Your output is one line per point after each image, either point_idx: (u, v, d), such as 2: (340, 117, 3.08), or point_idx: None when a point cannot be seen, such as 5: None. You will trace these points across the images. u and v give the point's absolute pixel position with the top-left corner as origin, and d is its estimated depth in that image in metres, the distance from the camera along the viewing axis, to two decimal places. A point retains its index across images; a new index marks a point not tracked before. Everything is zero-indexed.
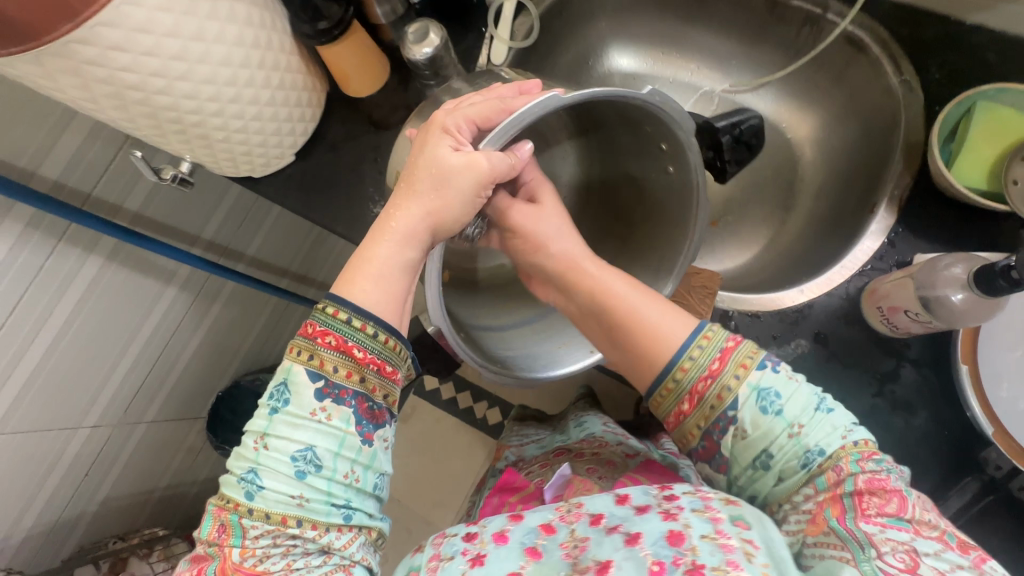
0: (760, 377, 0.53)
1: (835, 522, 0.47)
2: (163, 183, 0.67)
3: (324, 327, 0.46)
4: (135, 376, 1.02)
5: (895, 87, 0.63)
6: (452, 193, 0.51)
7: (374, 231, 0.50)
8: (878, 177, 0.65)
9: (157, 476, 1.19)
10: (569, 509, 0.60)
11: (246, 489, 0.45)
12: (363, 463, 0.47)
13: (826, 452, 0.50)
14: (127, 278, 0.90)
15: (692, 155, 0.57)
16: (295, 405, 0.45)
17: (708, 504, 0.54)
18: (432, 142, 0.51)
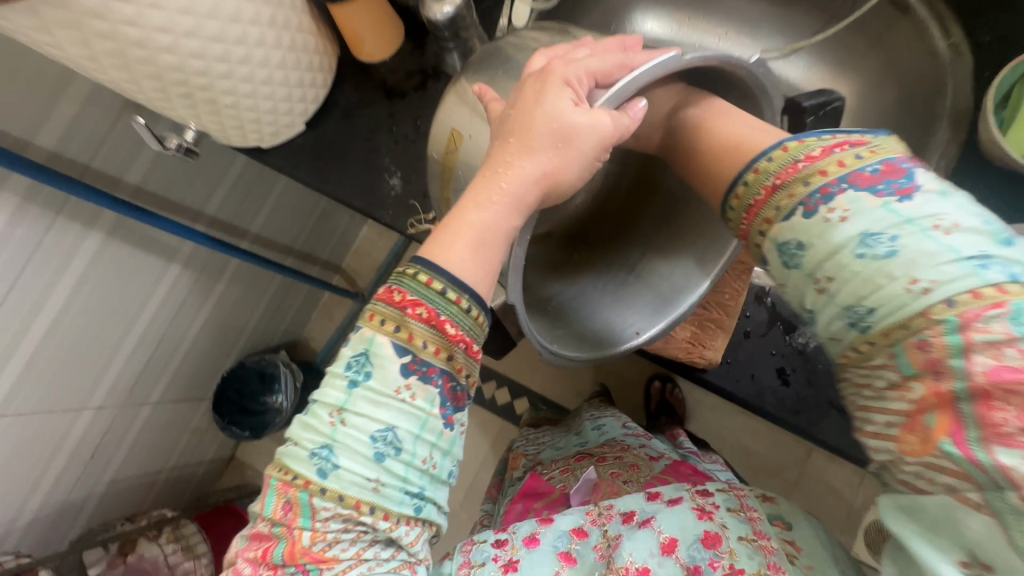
0: (813, 209, 0.36)
1: (947, 447, 0.31)
2: (167, 152, 0.63)
3: (415, 296, 0.41)
4: (139, 357, 0.99)
5: (941, 51, 0.60)
6: (574, 153, 0.46)
7: (478, 190, 0.45)
8: (923, 152, 0.63)
9: (164, 457, 1.18)
10: (600, 511, 0.61)
11: (319, 466, 0.41)
12: (441, 449, 0.43)
13: (900, 313, 0.32)
14: (129, 255, 0.86)
15: (773, 133, 0.51)
16: (376, 381, 0.41)
17: (743, 503, 0.57)
18: (553, 91, 0.46)
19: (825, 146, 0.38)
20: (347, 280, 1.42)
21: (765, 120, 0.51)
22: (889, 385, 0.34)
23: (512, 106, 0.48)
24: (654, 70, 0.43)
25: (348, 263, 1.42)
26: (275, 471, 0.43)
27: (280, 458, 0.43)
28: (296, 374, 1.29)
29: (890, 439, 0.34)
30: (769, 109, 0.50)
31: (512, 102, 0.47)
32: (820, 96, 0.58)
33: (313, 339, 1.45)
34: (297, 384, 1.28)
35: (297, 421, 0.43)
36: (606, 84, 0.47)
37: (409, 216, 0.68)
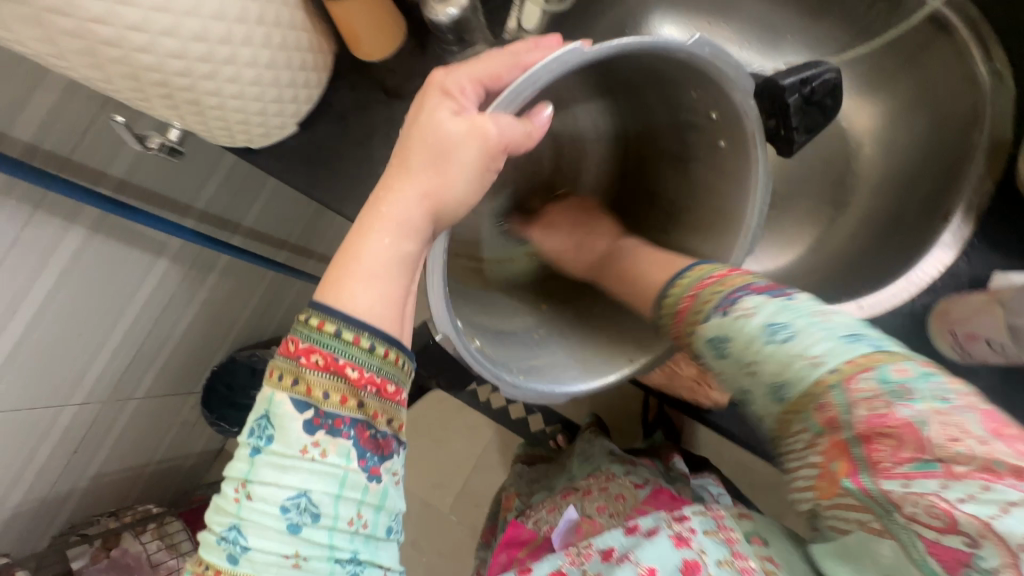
0: (726, 313, 0.45)
1: (848, 484, 0.38)
2: (149, 153, 0.59)
3: (308, 344, 0.40)
4: (125, 352, 0.96)
5: (982, 77, 0.56)
6: (455, 167, 0.44)
7: (363, 220, 0.44)
8: (952, 177, 0.58)
9: (150, 451, 1.16)
10: (578, 552, 0.59)
11: (229, 552, 0.39)
12: (371, 505, 0.41)
13: (802, 386, 0.40)
14: (115, 250, 0.83)
15: (750, 122, 0.50)
16: (280, 444, 0.39)
17: (721, 524, 0.53)
18: (429, 104, 0.45)
19: (712, 275, 0.49)
20: None
21: (738, 109, 0.50)
22: (806, 444, 0.41)
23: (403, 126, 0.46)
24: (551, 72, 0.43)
25: None
26: (191, 562, 0.42)
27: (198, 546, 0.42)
28: None
29: (809, 489, 0.41)
30: (740, 94, 0.49)
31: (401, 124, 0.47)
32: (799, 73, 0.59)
33: None
34: None
35: (210, 502, 0.42)
36: (496, 87, 0.46)
37: None
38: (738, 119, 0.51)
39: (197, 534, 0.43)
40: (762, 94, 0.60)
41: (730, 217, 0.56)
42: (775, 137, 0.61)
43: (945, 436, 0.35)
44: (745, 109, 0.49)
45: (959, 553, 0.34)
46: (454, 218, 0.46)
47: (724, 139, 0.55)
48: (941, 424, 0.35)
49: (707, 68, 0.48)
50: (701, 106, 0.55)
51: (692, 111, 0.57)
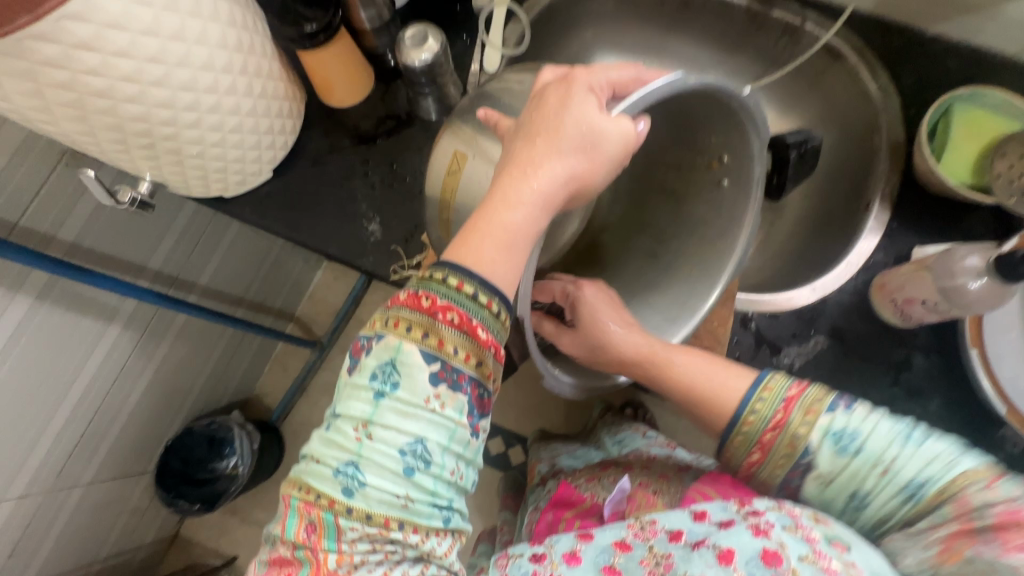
0: (848, 409, 0.46)
1: (971, 553, 0.38)
2: (120, 207, 0.58)
3: (446, 301, 0.38)
4: (71, 434, 0.87)
5: (873, 92, 0.66)
6: (602, 158, 0.42)
7: (499, 195, 0.41)
8: (865, 176, 0.67)
9: (97, 545, 1.03)
10: (642, 525, 0.49)
11: (345, 485, 0.38)
12: (468, 459, 0.40)
13: (933, 483, 0.42)
14: (63, 318, 0.77)
15: (760, 164, 0.49)
16: (406, 392, 0.38)
17: (798, 522, 0.44)
18: (578, 99, 0.42)
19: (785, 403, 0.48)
20: (301, 329, 1.35)
21: (754, 155, 0.48)
22: (930, 527, 0.41)
23: (534, 109, 0.43)
24: (667, 87, 0.40)
25: (302, 311, 1.35)
26: (294, 492, 0.40)
27: (300, 478, 0.40)
28: (253, 435, 1.17)
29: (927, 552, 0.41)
30: (760, 139, 0.47)
31: (536, 106, 0.43)
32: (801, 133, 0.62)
33: (267, 395, 1.35)
34: (255, 445, 1.16)
35: (321, 436, 0.40)
36: (623, 97, 0.44)
37: (392, 263, 0.64)
38: (748, 161, 0.49)
39: (295, 468, 0.41)
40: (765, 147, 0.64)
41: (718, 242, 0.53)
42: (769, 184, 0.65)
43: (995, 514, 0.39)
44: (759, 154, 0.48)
45: None
46: (579, 200, 0.45)
47: (729, 178, 0.52)
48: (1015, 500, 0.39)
49: (746, 119, 0.46)
50: (711, 149, 0.52)
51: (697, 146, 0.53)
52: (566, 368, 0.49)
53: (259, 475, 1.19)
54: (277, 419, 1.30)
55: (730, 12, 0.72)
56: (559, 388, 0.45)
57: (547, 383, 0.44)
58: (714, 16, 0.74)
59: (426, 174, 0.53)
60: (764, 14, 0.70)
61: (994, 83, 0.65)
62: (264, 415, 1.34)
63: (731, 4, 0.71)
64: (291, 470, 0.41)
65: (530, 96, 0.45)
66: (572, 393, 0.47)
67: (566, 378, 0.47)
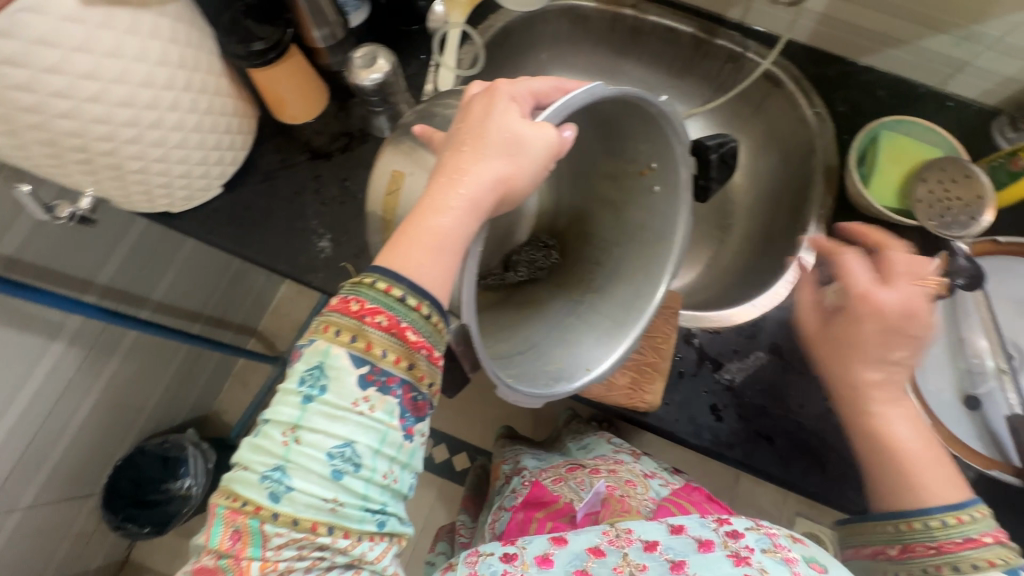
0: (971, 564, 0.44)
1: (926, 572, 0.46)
2: (58, 222, 0.57)
3: (374, 306, 0.39)
4: (9, 456, 0.83)
5: (810, 118, 0.69)
6: (527, 161, 0.42)
7: (426, 200, 0.42)
8: (804, 197, 0.70)
9: (36, 574, 0.98)
10: (618, 533, 0.52)
11: (271, 491, 0.37)
12: (401, 463, 0.40)
13: None
14: (1, 334, 0.75)
15: (685, 169, 0.51)
16: (333, 395, 0.38)
17: (776, 541, 0.50)
18: (500, 107, 0.43)
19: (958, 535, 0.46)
20: (263, 344, 1.32)
21: (676, 159, 0.50)
22: None
23: (460, 118, 0.44)
24: (588, 92, 0.41)
25: (264, 325, 1.33)
26: (222, 499, 0.39)
27: (228, 484, 0.39)
28: (208, 453, 1.13)
29: None
30: (681, 145, 0.49)
31: (461, 116, 0.44)
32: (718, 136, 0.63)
33: (225, 412, 1.31)
34: (210, 465, 1.13)
35: (249, 443, 0.39)
36: (546, 105, 0.46)
37: (341, 279, 0.64)
38: (675, 166, 0.51)
39: (224, 474, 0.40)
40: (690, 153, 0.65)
41: (657, 246, 0.55)
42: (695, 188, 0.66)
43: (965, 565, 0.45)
44: (683, 161, 0.50)
45: None
46: (510, 204, 0.46)
47: (660, 184, 0.54)
48: None
49: (667, 124, 0.48)
50: (641, 157, 0.54)
51: (629, 157, 0.56)
52: (514, 373, 0.49)
53: (214, 496, 1.15)
54: (235, 437, 1.27)
55: (678, 39, 0.75)
56: (514, 396, 0.45)
57: (499, 390, 0.44)
58: (663, 42, 0.77)
59: (368, 192, 0.53)
60: (709, 42, 0.73)
61: (918, 114, 0.69)
62: (223, 433, 1.30)
63: (678, 30, 0.74)
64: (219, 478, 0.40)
65: (458, 109, 0.46)
66: (526, 401, 0.46)
67: (522, 386, 0.46)
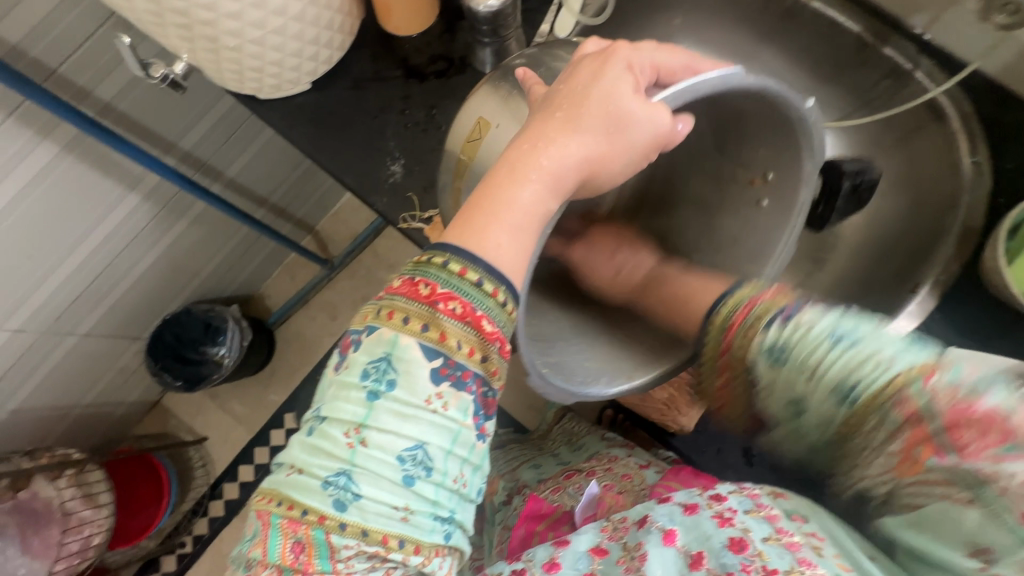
0: (786, 322, 0.43)
1: (932, 463, 0.37)
2: (151, 81, 0.57)
3: (447, 290, 0.36)
4: (75, 284, 0.90)
5: (965, 167, 0.60)
6: (626, 141, 0.40)
7: (514, 167, 0.40)
8: (924, 253, 0.62)
9: (82, 392, 1.08)
10: (614, 525, 0.52)
11: (336, 498, 0.35)
12: (473, 465, 0.38)
13: (873, 385, 0.40)
14: (85, 173, 0.78)
15: (809, 191, 0.48)
16: (403, 391, 0.36)
17: (758, 502, 0.49)
18: (613, 74, 0.41)
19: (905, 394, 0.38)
20: (317, 244, 1.35)
21: (803, 176, 0.48)
22: (887, 437, 0.40)
23: (564, 80, 0.43)
24: (720, 79, 0.39)
25: (323, 226, 1.35)
26: (273, 506, 0.36)
27: (277, 490, 0.37)
28: (245, 332, 1.19)
29: (891, 473, 0.41)
30: (811, 162, 0.47)
31: (563, 80, 0.42)
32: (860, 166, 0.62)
33: (270, 297, 1.37)
34: (245, 342, 1.18)
35: (304, 444, 0.37)
36: (667, 83, 0.43)
37: (404, 209, 0.62)
38: (796, 183, 0.48)
39: (273, 475, 0.38)
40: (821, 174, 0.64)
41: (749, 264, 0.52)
42: (813, 214, 0.66)
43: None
44: (812, 179, 0.47)
45: None
46: (594, 191, 0.44)
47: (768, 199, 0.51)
48: (1020, 410, 0.35)
49: (800, 128, 0.45)
50: (755, 165, 0.51)
51: (742, 161, 0.52)
52: (552, 365, 0.46)
53: (244, 370, 1.22)
54: (274, 322, 1.32)
55: (837, 35, 0.65)
56: (547, 390, 0.42)
57: (530, 380, 0.41)
58: (817, 36, 0.67)
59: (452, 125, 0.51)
60: (874, 48, 0.63)
61: None
62: (263, 316, 1.36)
63: (841, 26, 0.63)
64: (266, 482, 0.38)
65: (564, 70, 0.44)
66: (559, 398, 0.44)
67: (557, 380, 0.43)
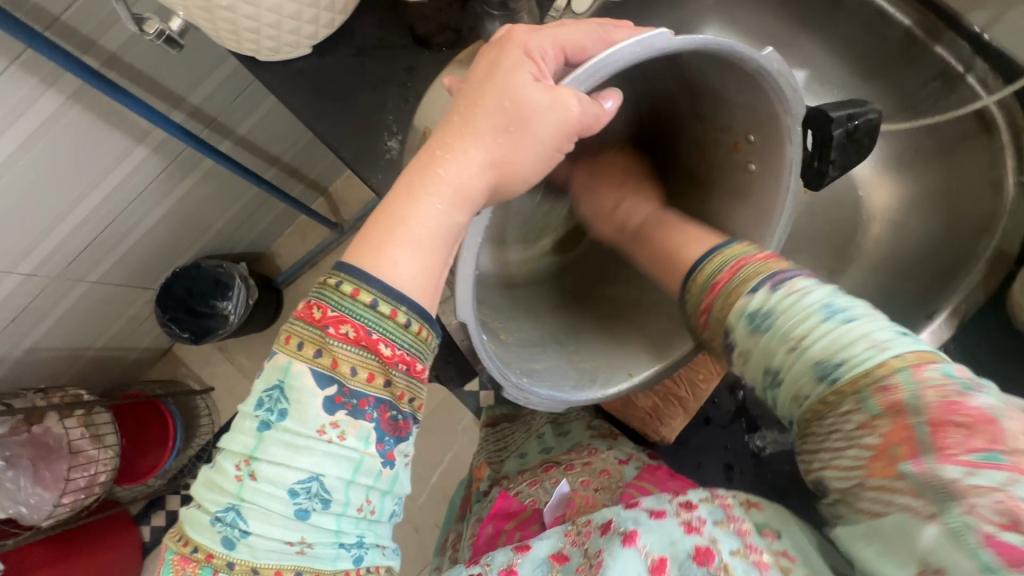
0: (776, 286, 0.42)
1: (906, 468, 0.34)
2: (145, 37, 0.55)
3: (338, 314, 0.38)
4: (85, 234, 0.91)
5: (1008, 187, 0.60)
6: (530, 129, 0.41)
7: (416, 180, 0.41)
8: (952, 276, 0.63)
9: (94, 336, 1.12)
10: (578, 530, 0.53)
11: (224, 536, 0.38)
12: (379, 491, 0.40)
13: (862, 367, 0.37)
14: (92, 125, 0.78)
15: (791, 148, 0.48)
16: (295, 422, 0.38)
17: (730, 513, 0.48)
18: (509, 62, 0.41)
19: (900, 379, 0.35)
20: (329, 207, 1.34)
21: (784, 134, 0.47)
22: (856, 427, 0.37)
23: (466, 78, 0.44)
24: (635, 45, 0.38)
25: (335, 189, 1.34)
26: (173, 542, 0.40)
27: (182, 525, 0.40)
28: (252, 290, 1.20)
29: (855, 471, 0.37)
30: (788, 115, 0.46)
31: (466, 77, 0.43)
32: (847, 107, 0.55)
33: (280, 256, 1.38)
34: (250, 300, 1.19)
35: (204, 478, 0.40)
36: (576, 59, 0.43)
37: (397, 188, 0.60)
38: (779, 142, 0.48)
39: (181, 511, 0.41)
40: (805, 126, 0.56)
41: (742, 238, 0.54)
42: (808, 168, 0.58)
43: (1018, 429, 0.33)
44: (790, 136, 0.47)
45: (1020, 549, 0.30)
46: (514, 190, 0.44)
47: (757, 162, 0.52)
48: (1012, 418, 0.33)
49: (769, 85, 0.45)
50: (737, 129, 0.51)
51: (723, 128, 0.53)
52: (534, 370, 0.51)
53: (250, 326, 1.24)
54: (282, 281, 1.33)
55: (886, 30, 0.62)
56: (523, 396, 0.48)
57: (506, 391, 0.47)
58: (862, 28, 0.64)
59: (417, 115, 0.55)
60: (925, 47, 0.61)
61: None
62: (273, 274, 1.37)
63: (892, 18, 0.61)
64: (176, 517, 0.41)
65: (471, 66, 0.45)
66: (541, 402, 0.49)
67: (535, 387, 0.48)
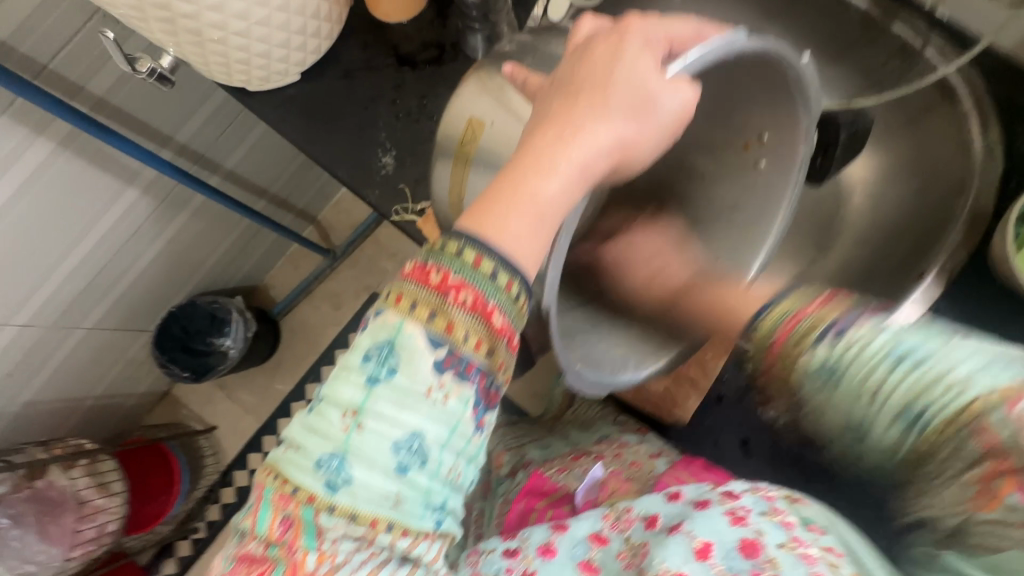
0: (839, 335, 0.45)
1: (1011, 499, 0.37)
2: (138, 76, 0.57)
3: (459, 279, 0.36)
4: (78, 280, 0.91)
5: (976, 149, 0.62)
6: (652, 122, 0.41)
7: (540, 157, 0.40)
8: (934, 239, 0.64)
9: (92, 384, 1.10)
10: (618, 516, 0.52)
11: (327, 479, 0.36)
12: (467, 457, 0.38)
13: (950, 408, 0.41)
14: (82, 170, 0.79)
15: (806, 147, 0.51)
16: (404, 377, 0.37)
17: (773, 506, 0.46)
18: (632, 50, 0.41)
19: (993, 413, 0.39)
20: (319, 234, 1.35)
21: (800, 134, 0.50)
22: (959, 473, 0.41)
23: (578, 66, 0.43)
24: (729, 41, 0.40)
25: (324, 216, 1.35)
26: (269, 479, 0.38)
27: (276, 464, 0.38)
28: (250, 324, 1.20)
29: (966, 504, 0.40)
30: (809, 116, 0.49)
31: (580, 58, 0.43)
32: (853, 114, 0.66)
33: (274, 287, 1.37)
34: (249, 334, 1.19)
35: (303, 422, 0.38)
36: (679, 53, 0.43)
37: (396, 201, 0.61)
38: (795, 142, 0.50)
39: (269, 453, 0.39)
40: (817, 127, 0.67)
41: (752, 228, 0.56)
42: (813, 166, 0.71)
43: None
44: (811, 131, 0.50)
45: None
46: (630, 170, 0.45)
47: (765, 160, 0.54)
48: None
49: (801, 77, 0.46)
50: (751, 128, 0.53)
51: (738, 125, 0.54)
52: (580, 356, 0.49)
53: (251, 359, 1.23)
54: (279, 312, 1.33)
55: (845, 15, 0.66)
56: (581, 382, 0.46)
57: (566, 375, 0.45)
58: (821, 14, 0.68)
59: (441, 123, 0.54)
60: (883, 28, 0.65)
61: None
62: (268, 306, 1.37)
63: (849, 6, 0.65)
64: (265, 457, 0.39)
65: (575, 48, 0.44)
66: (593, 389, 0.47)
67: (589, 372, 0.47)
